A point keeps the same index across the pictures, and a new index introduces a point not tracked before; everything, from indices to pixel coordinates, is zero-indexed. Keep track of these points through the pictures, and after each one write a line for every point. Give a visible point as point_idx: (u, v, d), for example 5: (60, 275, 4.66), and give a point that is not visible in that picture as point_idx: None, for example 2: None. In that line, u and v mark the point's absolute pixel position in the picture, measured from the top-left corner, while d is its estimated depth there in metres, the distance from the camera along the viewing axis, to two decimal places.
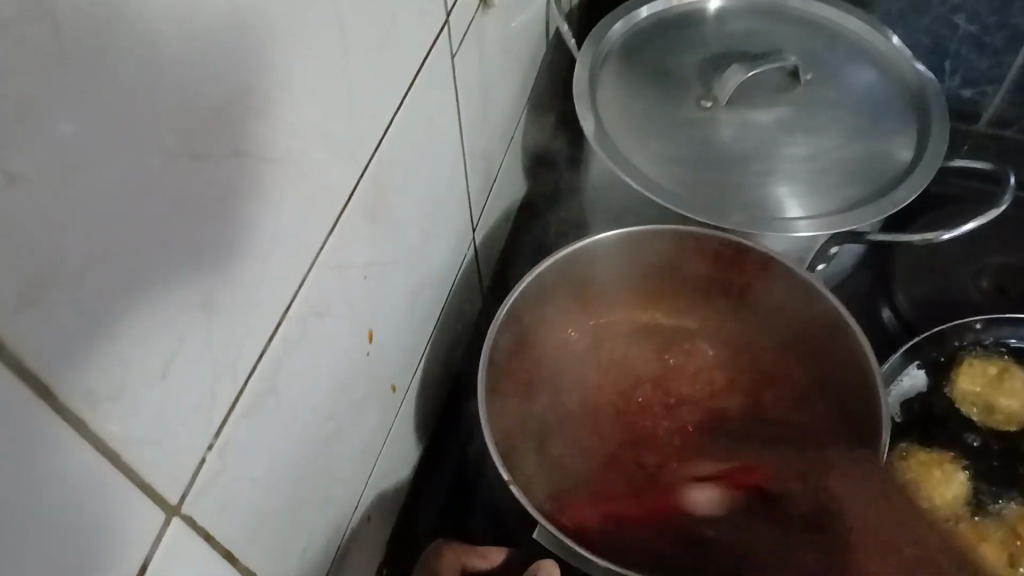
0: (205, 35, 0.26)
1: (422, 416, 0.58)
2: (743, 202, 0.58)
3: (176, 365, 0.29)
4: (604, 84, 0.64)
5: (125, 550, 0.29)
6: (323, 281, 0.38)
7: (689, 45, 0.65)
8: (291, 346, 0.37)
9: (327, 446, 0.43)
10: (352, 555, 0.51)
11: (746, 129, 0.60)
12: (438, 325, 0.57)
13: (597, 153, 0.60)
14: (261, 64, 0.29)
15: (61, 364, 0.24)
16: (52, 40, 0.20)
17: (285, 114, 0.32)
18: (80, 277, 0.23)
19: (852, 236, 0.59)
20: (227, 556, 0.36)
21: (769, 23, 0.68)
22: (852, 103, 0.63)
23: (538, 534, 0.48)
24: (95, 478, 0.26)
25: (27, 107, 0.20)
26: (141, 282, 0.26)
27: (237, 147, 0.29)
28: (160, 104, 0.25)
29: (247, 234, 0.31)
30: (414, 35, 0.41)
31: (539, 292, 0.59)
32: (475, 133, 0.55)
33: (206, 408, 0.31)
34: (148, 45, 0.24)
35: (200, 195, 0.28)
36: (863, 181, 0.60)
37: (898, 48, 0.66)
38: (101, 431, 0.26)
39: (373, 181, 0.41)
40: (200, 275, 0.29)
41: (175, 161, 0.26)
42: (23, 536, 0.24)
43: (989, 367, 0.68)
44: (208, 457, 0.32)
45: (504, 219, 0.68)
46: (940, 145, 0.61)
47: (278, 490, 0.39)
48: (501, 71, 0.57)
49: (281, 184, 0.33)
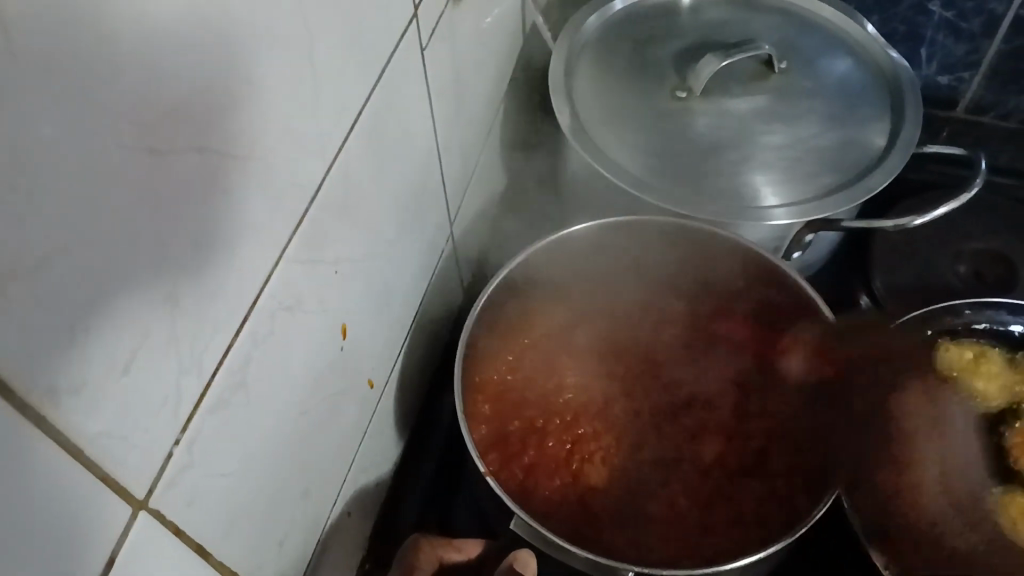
0: (161, 30, 0.26)
1: (402, 409, 0.59)
2: (719, 192, 0.58)
3: (140, 360, 0.29)
4: (580, 75, 0.64)
5: (93, 544, 0.29)
6: (292, 276, 0.38)
7: (664, 36, 0.66)
8: (260, 341, 0.37)
9: (301, 440, 0.43)
10: (333, 549, 0.52)
11: (721, 119, 0.60)
12: (417, 319, 0.58)
13: (574, 144, 0.60)
14: (222, 58, 0.29)
15: (20, 360, 0.24)
16: (0, 36, 0.20)
17: (248, 108, 0.32)
18: (37, 271, 0.24)
19: (827, 223, 0.60)
20: (199, 549, 0.36)
21: (745, 13, 0.68)
22: (827, 91, 0.63)
23: (517, 526, 0.49)
24: (60, 472, 0.27)
25: None
26: (100, 276, 0.26)
27: (200, 143, 0.29)
28: (118, 100, 0.25)
29: (211, 228, 0.31)
30: (381, 30, 0.41)
31: (514, 284, 0.59)
32: (450, 126, 0.55)
33: (173, 403, 0.31)
34: (103, 40, 0.24)
35: (161, 190, 0.28)
36: (838, 168, 0.60)
37: (872, 35, 0.67)
38: (64, 426, 0.26)
39: (343, 174, 0.41)
40: (163, 268, 0.29)
41: (134, 156, 0.26)
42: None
43: (965, 352, 0.69)
44: (177, 452, 0.32)
45: (484, 211, 0.68)
46: (915, 131, 0.61)
47: (252, 483, 0.39)
48: (476, 65, 0.57)
49: (246, 179, 0.33)
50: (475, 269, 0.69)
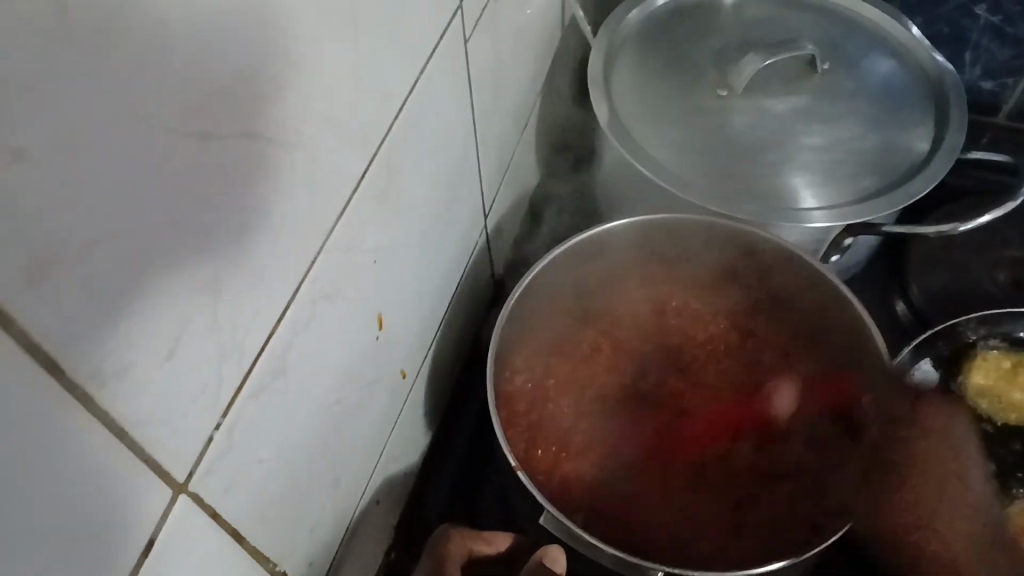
0: (213, 14, 0.26)
1: (432, 401, 0.59)
2: (757, 192, 0.58)
3: (183, 344, 0.29)
4: (619, 71, 0.63)
5: (134, 524, 0.29)
6: (333, 264, 0.38)
7: (705, 33, 0.65)
8: (300, 328, 0.37)
9: (335, 428, 0.43)
10: (361, 538, 0.52)
11: (761, 118, 0.60)
12: (449, 311, 0.57)
13: (611, 140, 0.60)
14: (271, 45, 0.29)
15: (70, 340, 0.24)
16: (58, 17, 0.20)
17: (296, 96, 0.32)
18: (89, 253, 0.24)
19: (867, 228, 0.59)
20: (235, 534, 0.36)
21: (786, 12, 0.67)
22: (869, 93, 0.62)
23: (544, 520, 0.48)
24: (104, 453, 0.27)
25: (36, 84, 0.20)
26: (151, 258, 0.26)
27: (247, 130, 0.29)
28: (171, 84, 0.25)
29: (254, 214, 0.31)
30: (427, 21, 0.41)
31: (548, 279, 0.59)
32: (488, 118, 0.55)
33: (214, 388, 0.32)
34: (156, 25, 0.24)
35: (211, 174, 0.28)
36: (880, 172, 0.59)
37: (917, 37, 0.66)
38: (111, 408, 0.26)
39: (385, 163, 0.41)
40: (209, 253, 0.29)
41: (184, 139, 0.26)
42: (41, 501, 0.25)
43: (1003, 361, 0.67)
44: (217, 436, 0.33)
45: (517, 204, 0.68)
46: (959, 137, 0.60)
47: (287, 471, 0.39)
48: (515, 58, 0.57)
49: (291, 168, 0.33)
50: (506, 261, 0.68)
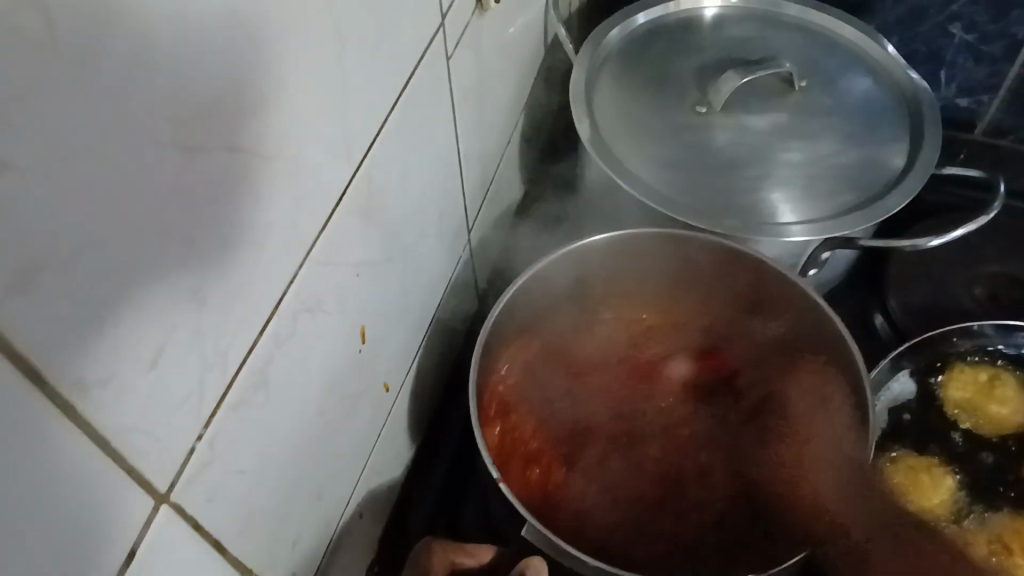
0: (196, 30, 0.26)
1: (416, 415, 0.59)
2: (736, 208, 0.59)
3: (165, 356, 0.29)
4: (601, 88, 0.64)
5: (114, 534, 0.29)
6: (314, 278, 0.39)
7: (685, 52, 0.66)
8: (282, 342, 0.37)
9: (317, 441, 0.44)
10: (344, 551, 0.52)
11: (739, 135, 0.61)
12: (433, 324, 0.58)
13: (592, 156, 0.60)
14: (254, 62, 0.30)
15: (50, 348, 0.24)
16: (42, 32, 0.21)
17: (279, 112, 0.32)
18: (69, 263, 0.24)
19: (845, 242, 0.60)
20: (217, 546, 0.37)
21: (766, 31, 0.68)
22: (846, 110, 0.63)
23: (528, 532, 0.49)
24: (85, 463, 0.27)
25: (20, 99, 0.21)
26: (132, 271, 0.27)
27: (230, 144, 0.30)
28: (154, 98, 0.25)
29: (237, 228, 0.32)
30: (409, 39, 0.42)
31: (532, 296, 0.60)
32: (471, 134, 0.55)
33: (196, 399, 0.32)
34: (138, 42, 0.24)
35: (193, 188, 0.29)
36: (857, 187, 0.60)
37: (893, 56, 0.67)
38: (93, 417, 0.27)
39: (367, 178, 0.41)
40: (191, 267, 0.30)
41: (167, 153, 0.27)
42: (24, 506, 0.25)
43: (979, 375, 0.69)
44: (198, 447, 0.33)
45: (501, 220, 0.68)
46: (934, 153, 0.62)
47: (269, 483, 0.40)
48: (498, 75, 0.58)
49: (274, 184, 0.33)
50: (491, 276, 0.69)
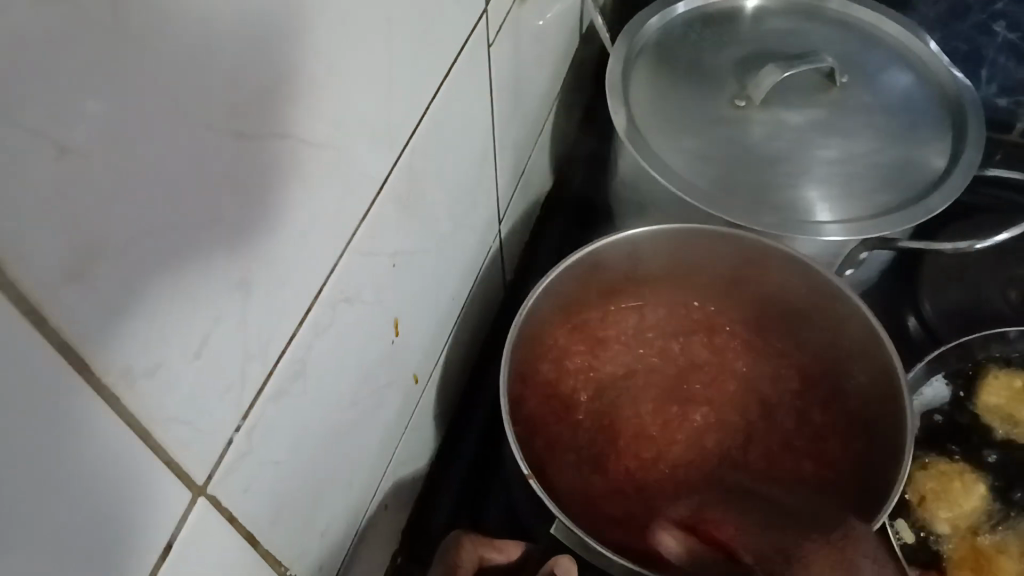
0: (255, 15, 0.25)
1: (441, 404, 0.58)
2: (774, 204, 0.57)
3: (210, 347, 0.29)
4: (637, 78, 0.63)
5: (154, 526, 0.29)
6: (354, 268, 0.38)
7: (724, 43, 0.65)
8: (320, 332, 0.37)
9: (348, 431, 0.43)
10: (368, 542, 0.52)
11: (778, 130, 0.60)
12: (462, 314, 0.57)
13: (627, 146, 0.59)
14: (307, 47, 0.29)
15: (98, 339, 0.23)
16: (108, 14, 0.20)
17: (329, 97, 0.31)
18: (123, 253, 0.23)
19: (883, 243, 0.59)
20: (249, 537, 0.36)
21: (807, 24, 0.67)
22: (888, 107, 0.62)
23: (556, 529, 0.48)
24: (128, 456, 0.26)
25: (80, 81, 0.20)
26: (181, 260, 0.26)
27: (280, 131, 0.29)
28: (212, 84, 0.25)
29: (283, 215, 0.31)
30: (455, 23, 0.41)
31: (562, 288, 0.59)
32: (508, 122, 0.54)
33: (238, 389, 0.31)
34: (200, 23, 0.23)
35: (242, 176, 0.28)
36: (897, 187, 0.59)
37: (937, 54, 0.66)
38: (138, 409, 0.26)
39: (409, 166, 0.41)
40: (238, 257, 0.29)
41: (221, 139, 0.26)
42: (68, 497, 0.24)
43: (1014, 380, 0.67)
44: (237, 438, 0.32)
45: (530, 209, 0.68)
46: (977, 154, 0.60)
47: (302, 474, 0.39)
48: (535, 62, 0.56)
49: (321, 172, 0.32)
50: (519, 267, 0.68)
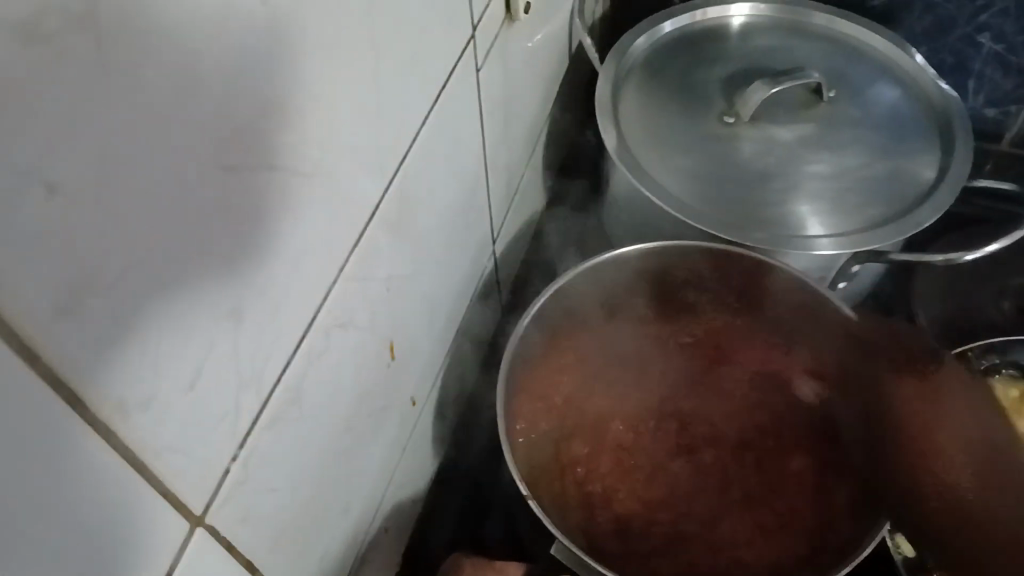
0: (240, 51, 0.26)
1: (440, 426, 0.59)
2: (764, 219, 0.58)
3: (203, 377, 0.29)
4: (627, 97, 0.64)
5: (151, 556, 0.29)
6: (349, 292, 0.38)
7: (711, 61, 0.65)
8: (316, 357, 0.37)
9: (345, 456, 0.43)
10: (369, 566, 0.52)
11: (767, 146, 0.60)
12: (458, 335, 0.58)
13: (618, 164, 0.60)
14: (294, 78, 0.29)
15: (92, 373, 0.24)
16: (95, 55, 0.20)
17: (318, 127, 0.32)
18: (115, 289, 0.24)
19: (875, 255, 0.59)
20: (248, 566, 0.36)
21: (793, 40, 0.68)
22: (875, 120, 0.63)
23: (556, 550, 0.48)
24: (125, 487, 0.27)
25: (66, 118, 0.20)
26: (173, 291, 0.26)
27: (270, 162, 0.29)
28: (199, 120, 0.25)
29: (274, 243, 0.31)
30: (442, 49, 0.41)
31: (558, 306, 0.59)
32: (498, 144, 0.55)
33: (233, 418, 0.32)
34: (186, 60, 0.24)
35: (233, 207, 0.28)
36: (888, 199, 0.60)
37: (923, 67, 0.66)
38: (133, 442, 0.26)
39: (400, 191, 0.41)
40: (230, 286, 0.29)
41: (209, 171, 0.26)
42: (65, 531, 0.24)
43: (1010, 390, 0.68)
44: (233, 468, 0.33)
45: (523, 232, 0.68)
46: (965, 165, 0.61)
47: (301, 497, 0.39)
48: (524, 85, 0.57)
49: (312, 201, 0.33)
50: (513, 289, 0.69)
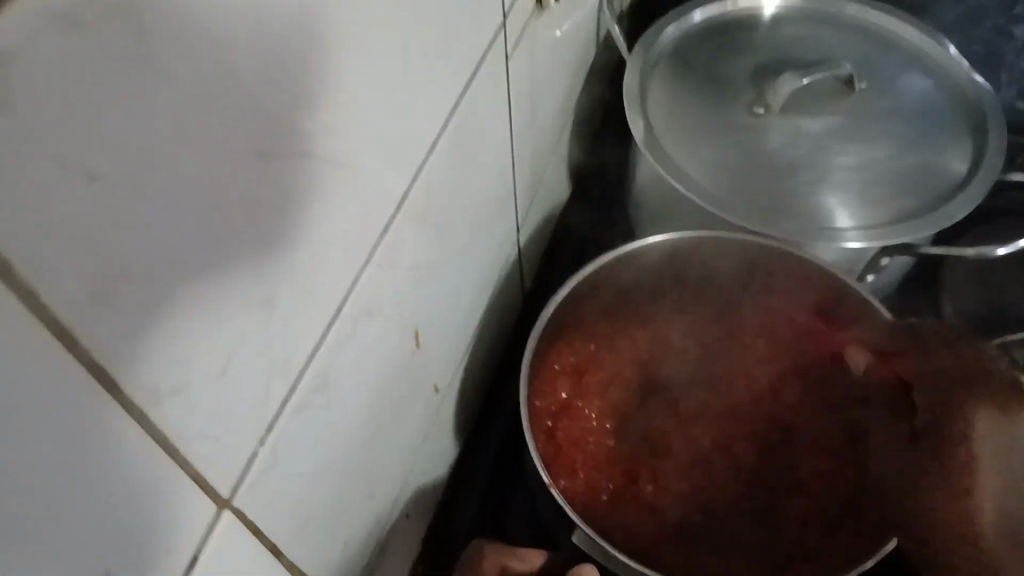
0: (275, 38, 0.26)
1: (461, 414, 0.59)
2: (792, 211, 0.57)
3: (234, 361, 0.29)
4: (654, 87, 0.63)
5: (180, 540, 0.29)
6: (376, 280, 0.38)
7: (741, 50, 0.65)
8: (341, 345, 0.37)
9: (369, 441, 0.43)
10: (389, 552, 0.52)
11: (797, 137, 0.59)
12: (481, 324, 0.57)
13: (644, 154, 0.59)
14: (326, 64, 0.29)
15: (125, 358, 0.24)
16: (135, 42, 0.20)
17: (348, 115, 0.32)
18: (149, 273, 0.23)
19: (903, 249, 0.58)
20: (273, 550, 0.37)
21: (824, 30, 0.67)
22: (906, 113, 0.62)
23: (578, 539, 0.49)
24: (156, 470, 0.27)
25: (103, 104, 0.20)
26: (205, 278, 0.26)
27: (302, 149, 0.29)
28: (233, 106, 0.25)
29: (304, 230, 0.31)
30: (470, 38, 0.41)
31: (580, 297, 0.59)
32: (524, 132, 0.55)
33: (260, 405, 0.32)
34: (223, 47, 0.23)
35: (263, 193, 0.28)
36: (919, 194, 0.59)
37: (956, 58, 0.65)
38: (163, 425, 0.26)
39: (427, 179, 0.41)
40: (260, 272, 0.29)
41: (242, 158, 0.26)
42: (96, 514, 0.24)
43: None
44: (260, 452, 0.33)
45: (547, 222, 0.68)
46: (997, 159, 0.60)
47: (325, 484, 0.39)
48: (551, 73, 0.57)
49: (342, 190, 0.33)
50: (535, 278, 0.68)
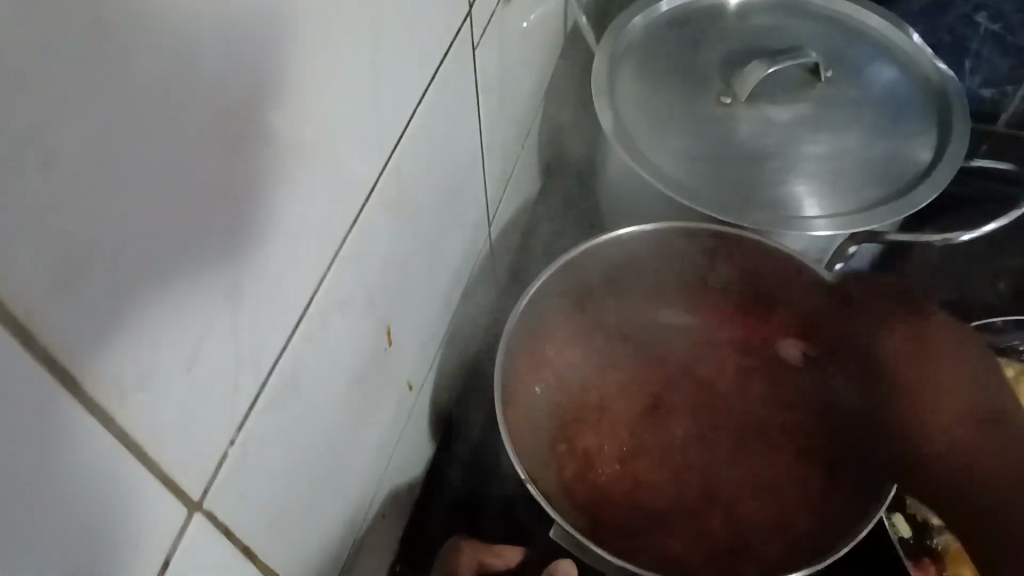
0: (237, 28, 0.25)
1: (436, 410, 0.58)
2: (762, 200, 0.58)
3: (201, 359, 0.28)
4: (623, 78, 0.63)
5: (149, 543, 0.29)
6: (346, 275, 0.38)
7: (709, 40, 0.65)
8: (312, 342, 0.36)
9: (343, 439, 0.43)
10: (364, 551, 0.52)
11: (766, 126, 0.60)
12: (454, 318, 0.57)
13: (614, 145, 0.59)
14: (290, 55, 0.28)
15: (88, 357, 0.23)
16: (92, 32, 0.20)
17: (314, 107, 0.31)
18: (110, 270, 0.23)
19: (872, 236, 0.59)
20: (246, 551, 0.36)
21: (790, 19, 0.67)
22: (872, 101, 0.62)
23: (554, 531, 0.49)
24: (122, 473, 0.26)
25: (57, 95, 0.19)
26: (170, 274, 0.26)
27: (267, 142, 0.29)
28: (195, 98, 0.24)
29: (271, 225, 0.31)
30: (439, 29, 0.40)
31: (553, 289, 0.59)
32: (494, 124, 0.54)
33: (230, 404, 0.31)
34: (183, 37, 0.23)
35: (228, 187, 0.27)
36: (886, 181, 0.59)
37: (920, 46, 0.66)
38: (130, 426, 0.26)
39: (396, 171, 0.40)
40: (228, 268, 0.29)
41: (206, 151, 0.26)
42: (60, 519, 0.24)
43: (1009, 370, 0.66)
44: (231, 452, 0.32)
45: (518, 216, 0.68)
46: (962, 145, 0.61)
47: (298, 483, 0.39)
48: (520, 64, 0.56)
49: (310, 184, 0.32)
50: (508, 273, 0.68)
